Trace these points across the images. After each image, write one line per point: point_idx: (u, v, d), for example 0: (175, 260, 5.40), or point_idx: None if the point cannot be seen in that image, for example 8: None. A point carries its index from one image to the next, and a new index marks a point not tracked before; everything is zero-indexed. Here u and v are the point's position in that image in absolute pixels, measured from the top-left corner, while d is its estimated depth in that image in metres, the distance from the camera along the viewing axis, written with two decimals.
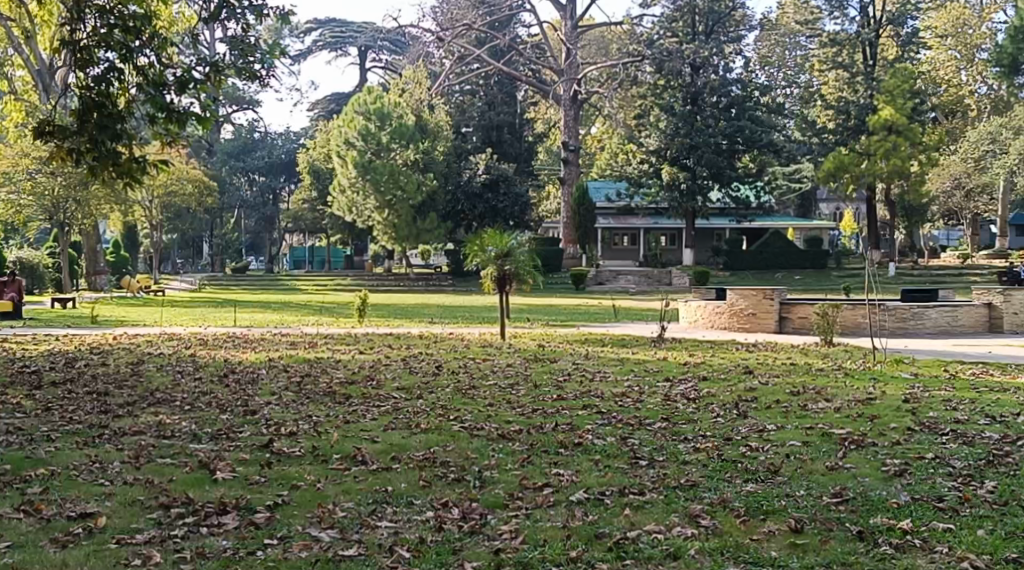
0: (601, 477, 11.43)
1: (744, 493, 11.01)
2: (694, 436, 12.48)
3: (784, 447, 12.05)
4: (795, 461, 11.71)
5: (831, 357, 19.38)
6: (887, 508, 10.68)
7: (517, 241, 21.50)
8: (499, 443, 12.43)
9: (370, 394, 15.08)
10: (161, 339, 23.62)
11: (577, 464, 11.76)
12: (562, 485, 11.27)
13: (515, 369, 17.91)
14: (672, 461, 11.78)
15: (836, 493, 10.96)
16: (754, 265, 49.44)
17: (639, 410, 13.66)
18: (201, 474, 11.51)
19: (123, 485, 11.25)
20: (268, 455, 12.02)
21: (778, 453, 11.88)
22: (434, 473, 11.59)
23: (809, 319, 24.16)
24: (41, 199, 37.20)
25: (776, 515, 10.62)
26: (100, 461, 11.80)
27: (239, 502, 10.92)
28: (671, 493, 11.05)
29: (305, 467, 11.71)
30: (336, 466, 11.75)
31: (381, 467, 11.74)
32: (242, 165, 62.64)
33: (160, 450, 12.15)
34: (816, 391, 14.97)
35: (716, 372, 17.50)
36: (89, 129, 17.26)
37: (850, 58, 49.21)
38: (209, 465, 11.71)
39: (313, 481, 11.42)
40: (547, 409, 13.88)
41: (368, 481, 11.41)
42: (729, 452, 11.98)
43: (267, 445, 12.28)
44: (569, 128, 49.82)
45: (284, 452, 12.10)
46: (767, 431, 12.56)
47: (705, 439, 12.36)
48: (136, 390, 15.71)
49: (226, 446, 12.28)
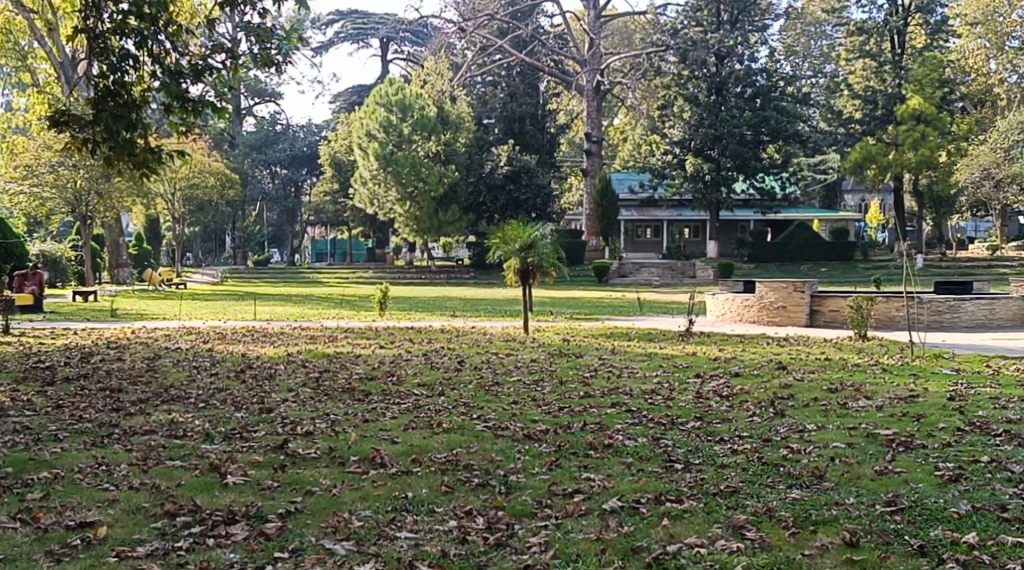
0: (634, 482, 10.88)
1: (789, 501, 10.45)
2: (730, 437, 11.90)
3: (827, 449, 11.47)
4: (840, 464, 11.14)
5: (867, 353, 18.74)
6: (948, 519, 10.12)
7: (541, 232, 20.93)
8: (525, 443, 11.90)
9: (392, 391, 14.57)
10: (180, 333, 23.17)
11: (607, 467, 11.22)
12: (593, 492, 10.72)
13: (540, 365, 17.38)
14: (708, 465, 11.23)
15: (890, 501, 10.39)
16: (778, 257, 48.98)
17: (671, 408, 13.10)
18: (211, 479, 11.01)
19: (128, 490, 10.77)
20: (281, 457, 11.52)
21: (822, 457, 11.31)
22: (457, 477, 11.07)
23: (841, 312, 23.54)
24: (63, 191, 36.71)
25: (827, 526, 10.08)
26: (106, 463, 11.31)
27: (249, 510, 10.42)
28: (711, 501, 10.50)
29: (322, 471, 11.20)
30: (353, 469, 11.24)
31: (400, 471, 11.22)
32: (264, 157, 61.92)
33: (169, 451, 11.66)
34: (855, 388, 14.40)
35: (748, 368, 16.92)
36: (104, 118, 16.78)
37: (878, 47, 48.41)
38: (218, 468, 11.21)
39: (330, 486, 10.91)
40: (574, 406, 13.34)
41: (387, 486, 10.89)
42: (769, 454, 11.41)
43: (282, 446, 11.78)
44: (592, 119, 48.91)
45: (298, 453, 11.60)
46: (807, 432, 11.99)
47: (741, 440, 11.80)
48: (151, 387, 15.23)
49: (239, 446, 11.79)
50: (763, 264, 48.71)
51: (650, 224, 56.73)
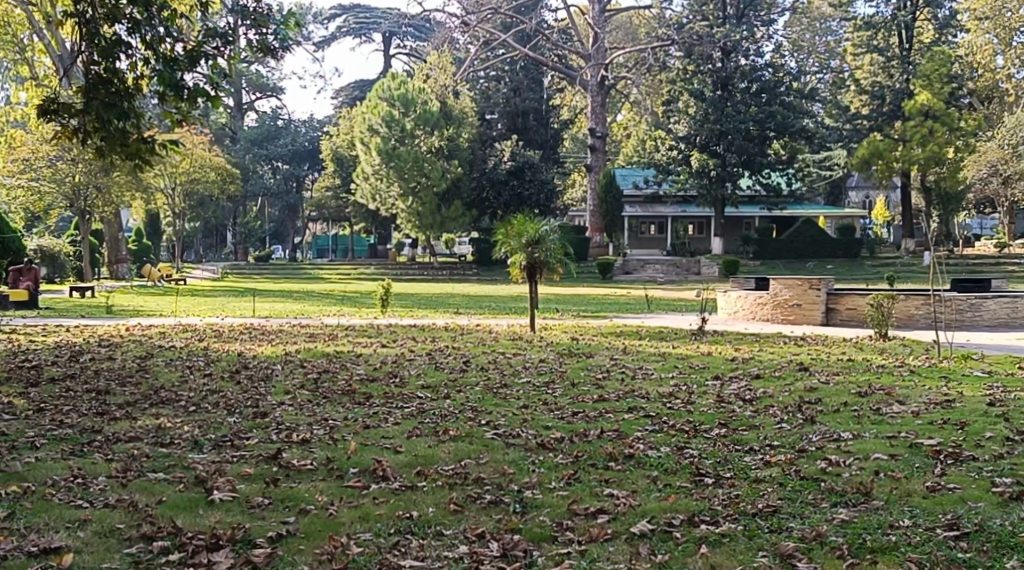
0: (662, 501, 10.07)
1: (838, 524, 9.65)
2: (759, 447, 11.11)
3: (869, 461, 10.67)
4: (887, 479, 10.34)
5: (891, 354, 17.88)
6: (1021, 547, 9.29)
7: (549, 227, 20.11)
8: (537, 454, 11.09)
9: (395, 394, 13.76)
10: (175, 331, 22.32)
11: (631, 483, 10.41)
12: (618, 512, 9.91)
13: (549, 365, 16.57)
14: (738, 480, 10.43)
15: (951, 524, 9.59)
16: (786, 254, 48.00)
17: (693, 413, 12.29)
18: (196, 495, 10.21)
19: (103, 508, 9.97)
20: (274, 470, 10.73)
21: (865, 470, 10.50)
22: (467, 494, 10.26)
23: (858, 310, 22.74)
24: (62, 186, 35.95)
25: (885, 554, 9.28)
26: (83, 475, 10.52)
27: (236, 533, 9.61)
28: (750, 523, 9.70)
29: (320, 486, 10.41)
30: (353, 484, 10.43)
31: (405, 486, 10.42)
32: (266, 152, 60.91)
33: (152, 462, 10.86)
34: (886, 392, 13.57)
35: (768, 369, 16.10)
36: (95, 107, 15.99)
37: (885, 42, 47.49)
38: (205, 483, 10.42)
39: (327, 504, 10.10)
40: (588, 411, 12.54)
41: (389, 504, 10.08)
42: (807, 467, 10.60)
43: (275, 457, 10.98)
44: (597, 114, 48.13)
45: (293, 465, 10.79)
46: (844, 441, 11.17)
47: (774, 450, 11.00)
48: (140, 388, 14.42)
49: (228, 457, 10.98)
50: (770, 260, 47.81)
51: (654, 221, 55.80)
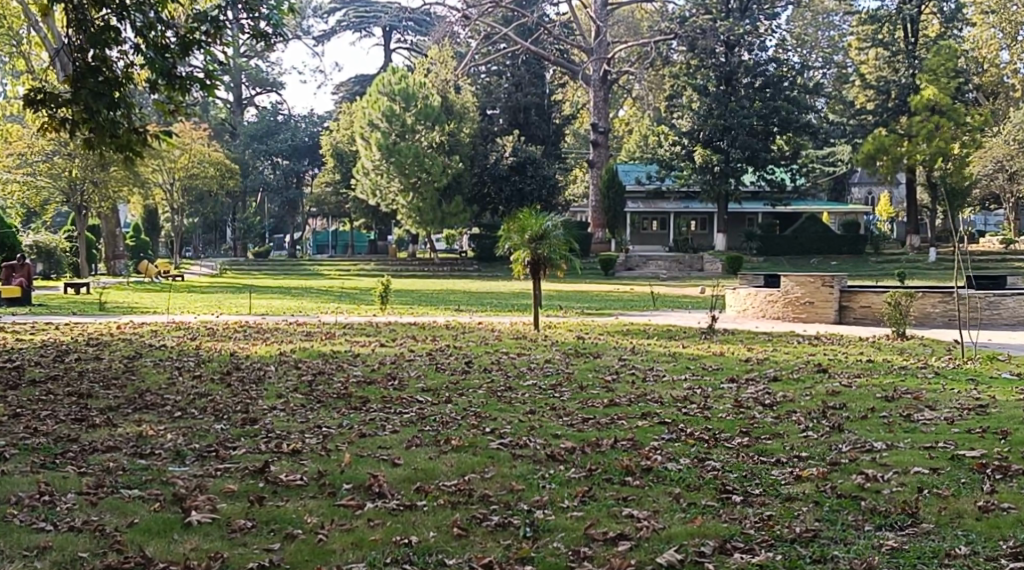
0: (688, 524, 9.32)
1: (885, 552, 8.89)
2: (787, 459, 10.38)
3: (908, 477, 9.94)
4: (932, 498, 9.60)
5: (912, 354, 17.10)
6: None
7: (553, 222, 19.32)
8: (547, 467, 10.35)
9: (394, 398, 13.02)
10: (168, 329, 21.53)
11: (651, 501, 9.69)
12: (640, 538, 9.16)
13: (556, 366, 15.82)
14: (768, 498, 9.70)
15: (1011, 554, 8.83)
16: (790, 250, 47.11)
17: (710, 420, 11.55)
18: (172, 516, 9.46)
19: (67, 532, 9.21)
20: (260, 485, 9.99)
21: (907, 488, 9.76)
22: (471, 515, 9.51)
23: (873, 308, 22.01)
24: (59, 179, 35.13)
25: None
26: (51, 492, 9.77)
27: (214, 564, 8.85)
28: (786, 551, 8.94)
29: (312, 505, 9.66)
30: (346, 503, 9.70)
31: (403, 505, 9.67)
32: (265, 147, 60.15)
33: (128, 476, 10.12)
34: (915, 396, 12.81)
35: (786, 371, 15.34)
36: (84, 96, 15.10)
37: (891, 35, 46.59)
38: (183, 501, 9.67)
39: (317, 526, 9.36)
40: (600, 417, 11.79)
41: (386, 527, 9.33)
42: (842, 484, 9.87)
43: (263, 470, 10.24)
44: (598, 109, 47.07)
45: (281, 480, 10.05)
46: (879, 453, 10.44)
47: (803, 463, 10.28)
48: (124, 392, 13.67)
49: (210, 470, 10.25)
50: (774, 257, 46.98)
51: (657, 216, 54.96)
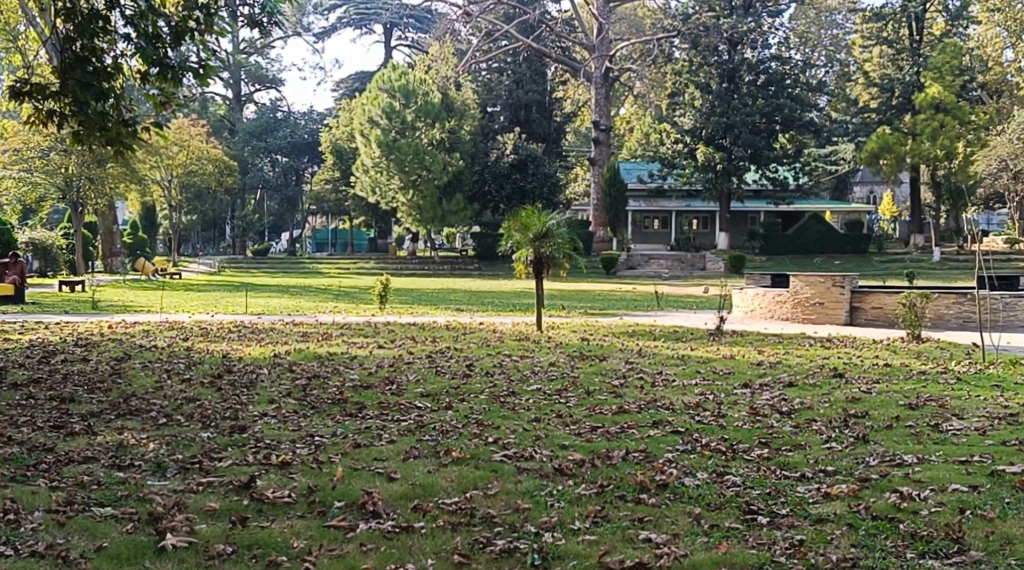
0: (712, 551, 8.73)
1: None
2: (813, 474, 9.76)
3: (947, 495, 9.35)
4: (976, 520, 9.01)
5: (930, 358, 16.49)
6: None
7: (557, 221, 18.70)
8: (555, 483, 9.73)
9: (391, 404, 12.36)
10: (160, 329, 20.85)
11: (669, 523, 9.08)
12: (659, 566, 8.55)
13: (560, 370, 15.17)
14: (796, 520, 9.09)
15: None
16: (792, 250, 46.39)
17: (725, 430, 10.92)
18: (149, 540, 8.85)
19: (31, 558, 8.61)
20: (245, 502, 9.37)
21: (948, 508, 9.16)
22: (473, 539, 8.90)
23: (884, 309, 21.36)
24: (55, 176, 34.32)
25: None
26: (17, 511, 9.17)
27: None
28: None
29: (299, 526, 9.05)
30: (337, 524, 9.08)
31: (401, 527, 9.06)
32: (265, 145, 59.16)
33: (102, 492, 9.51)
34: (940, 403, 12.16)
35: (800, 376, 14.69)
36: (71, 87, 14.47)
37: (895, 33, 45.79)
38: (159, 521, 9.06)
39: (305, 551, 8.75)
40: (609, 426, 11.16)
41: (381, 553, 8.72)
42: (876, 503, 9.26)
43: (248, 486, 9.63)
44: (600, 106, 46.34)
45: (268, 497, 9.43)
46: (910, 467, 9.83)
47: (831, 479, 9.67)
48: (109, 396, 13.05)
49: (192, 485, 9.63)
50: (777, 256, 46.31)
51: (659, 215, 54.27)
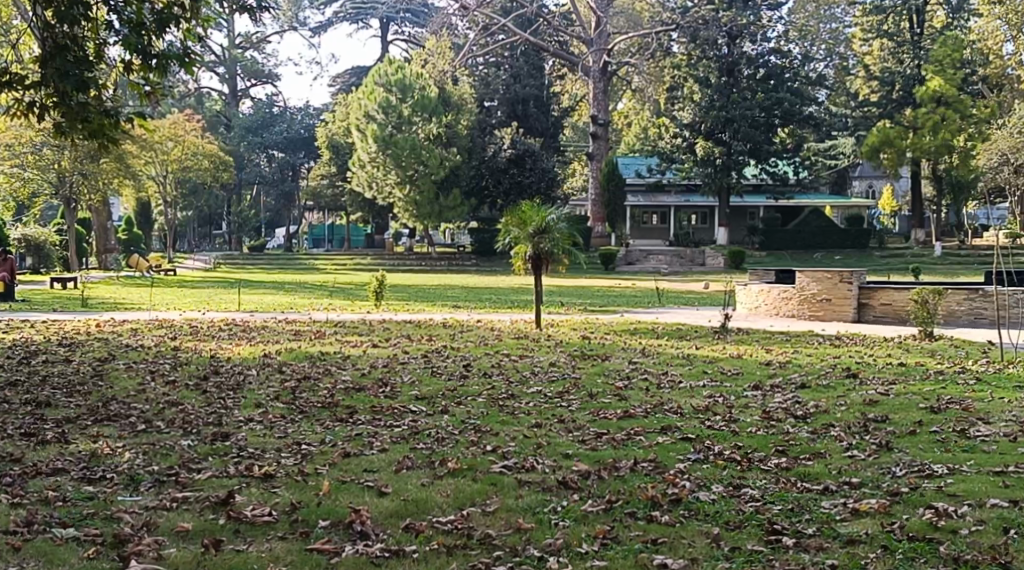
0: None
1: None
2: (837, 487, 9.19)
3: (987, 512, 8.74)
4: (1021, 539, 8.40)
5: (945, 356, 15.86)
6: None
7: (556, 215, 18.05)
8: (559, 498, 9.13)
9: (384, 407, 11.72)
10: (150, 327, 20.19)
11: (686, 545, 8.46)
12: None
13: (561, 371, 14.52)
14: (824, 541, 8.48)
15: None
16: (792, 245, 45.80)
17: (739, 436, 10.34)
18: (114, 564, 8.27)
19: None
20: (221, 522, 8.79)
21: (991, 526, 8.57)
22: (471, 565, 8.28)
23: (894, 305, 20.64)
24: (47, 172, 33.63)
25: None
26: None
27: None
28: None
29: (280, 550, 8.45)
30: (320, 546, 8.49)
31: (394, 550, 8.45)
32: (261, 140, 58.07)
33: (68, 511, 8.94)
34: (963, 406, 11.51)
35: (812, 377, 14.04)
36: (50, 76, 13.51)
37: (896, 26, 45.04)
38: (126, 545, 8.47)
39: None
40: (615, 432, 10.55)
41: None
42: (910, 522, 8.66)
43: (226, 502, 9.07)
44: (599, 101, 45.61)
45: (246, 516, 8.86)
46: (942, 479, 9.26)
47: (858, 493, 9.09)
48: (88, 399, 12.46)
49: (166, 503, 9.07)
50: (777, 251, 45.72)
51: (657, 210, 53.66)
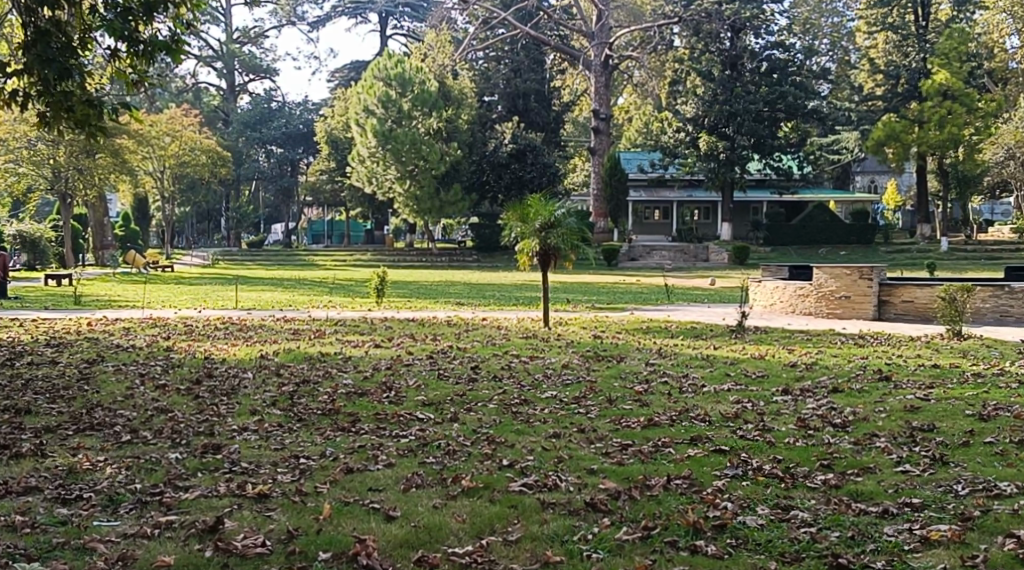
0: None
1: None
2: (898, 509, 8.63)
3: None
4: None
5: (977, 357, 15.07)
6: None
7: (564, 210, 17.22)
8: (587, 524, 8.48)
9: (389, 414, 10.87)
10: (141, 326, 19.44)
11: None
12: None
13: (575, 373, 13.68)
14: None
15: None
16: (798, 240, 44.75)
17: (775, 448, 9.65)
18: None
19: None
20: (209, 555, 8.13)
21: None
22: None
23: (917, 302, 19.78)
24: (41, 168, 32.53)
25: None
26: None
27: None
28: None
29: None
30: None
31: None
32: (259, 135, 57.03)
33: (42, 541, 8.26)
34: (1013, 412, 10.69)
35: (842, 379, 13.20)
36: (31, 62, 12.62)
37: (902, 18, 43.84)
38: None
39: None
40: (641, 443, 9.79)
41: None
42: (992, 554, 8.12)
43: (216, 529, 8.39)
44: (599, 95, 44.30)
45: (237, 548, 8.19)
46: (1011, 501, 8.68)
47: (923, 517, 8.53)
48: (70, 406, 11.63)
49: (151, 530, 8.38)
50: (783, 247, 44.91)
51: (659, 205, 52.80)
